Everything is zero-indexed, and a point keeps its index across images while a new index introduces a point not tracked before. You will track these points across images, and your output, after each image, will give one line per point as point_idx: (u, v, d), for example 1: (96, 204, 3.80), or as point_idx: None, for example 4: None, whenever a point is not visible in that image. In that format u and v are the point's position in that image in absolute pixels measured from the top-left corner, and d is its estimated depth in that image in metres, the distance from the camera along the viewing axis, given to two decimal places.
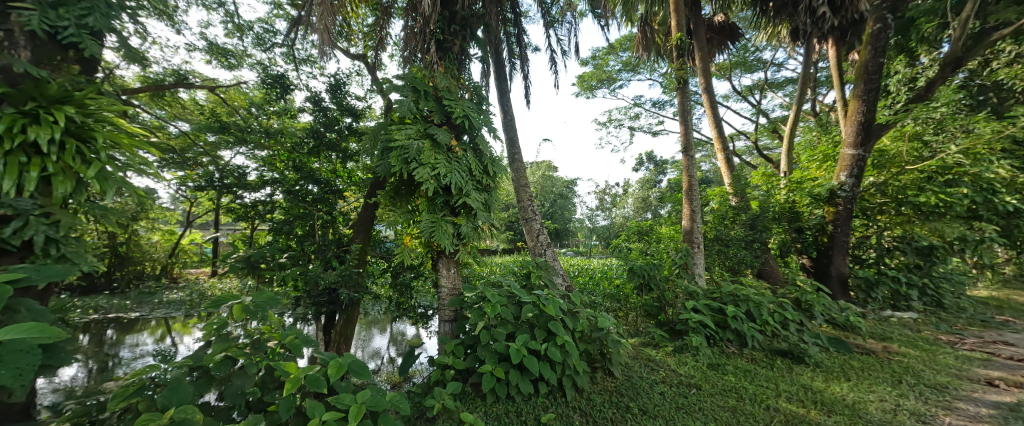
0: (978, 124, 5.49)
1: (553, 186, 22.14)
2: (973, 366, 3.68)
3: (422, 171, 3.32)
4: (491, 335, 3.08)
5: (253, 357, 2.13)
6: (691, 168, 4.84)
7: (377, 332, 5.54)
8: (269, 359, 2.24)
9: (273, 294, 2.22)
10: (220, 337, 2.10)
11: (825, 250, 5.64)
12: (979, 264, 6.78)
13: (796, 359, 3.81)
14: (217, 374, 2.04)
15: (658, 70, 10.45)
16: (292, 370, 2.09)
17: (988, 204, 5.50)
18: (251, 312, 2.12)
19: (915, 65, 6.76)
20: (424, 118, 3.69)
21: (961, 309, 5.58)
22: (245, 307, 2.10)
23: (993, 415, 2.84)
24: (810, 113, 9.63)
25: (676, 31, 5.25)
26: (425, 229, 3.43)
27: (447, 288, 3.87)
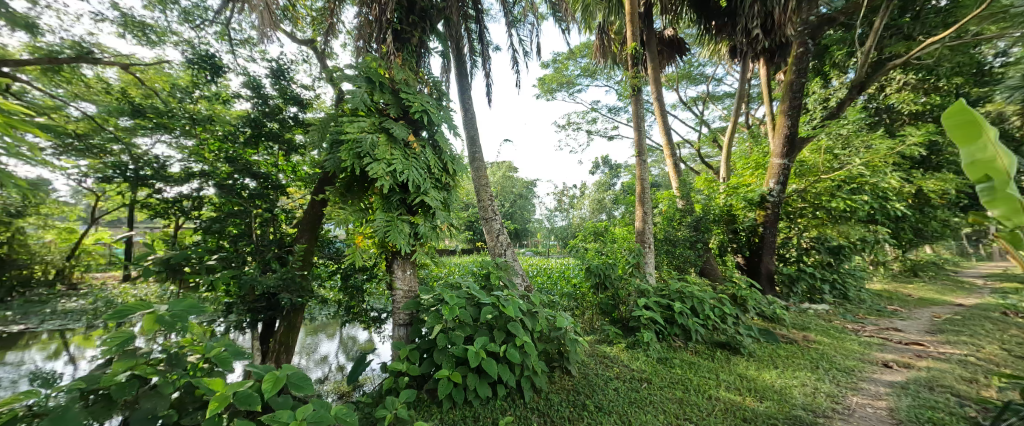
0: (875, 142, 6.38)
1: (514, 187, 22.29)
2: (873, 350, 4.29)
3: (376, 166, 3.17)
4: (448, 339, 3.03)
5: (169, 375, 1.88)
6: (644, 172, 5.10)
7: (325, 336, 5.20)
8: (190, 376, 1.99)
9: (197, 301, 1.98)
10: (125, 354, 1.83)
11: (756, 250, 6.27)
12: (875, 261, 7.93)
13: (733, 350, 4.18)
14: (119, 397, 1.77)
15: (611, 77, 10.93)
16: (218, 387, 1.85)
17: (882, 210, 6.46)
18: (167, 324, 1.87)
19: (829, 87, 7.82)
20: (378, 111, 3.55)
21: (862, 301, 6.50)
22: (158, 318, 1.84)
23: (888, 393, 3.32)
24: (743, 125, 10.63)
25: (631, 41, 5.52)
26: (379, 229, 3.28)
27: (402, 290, 3.76)
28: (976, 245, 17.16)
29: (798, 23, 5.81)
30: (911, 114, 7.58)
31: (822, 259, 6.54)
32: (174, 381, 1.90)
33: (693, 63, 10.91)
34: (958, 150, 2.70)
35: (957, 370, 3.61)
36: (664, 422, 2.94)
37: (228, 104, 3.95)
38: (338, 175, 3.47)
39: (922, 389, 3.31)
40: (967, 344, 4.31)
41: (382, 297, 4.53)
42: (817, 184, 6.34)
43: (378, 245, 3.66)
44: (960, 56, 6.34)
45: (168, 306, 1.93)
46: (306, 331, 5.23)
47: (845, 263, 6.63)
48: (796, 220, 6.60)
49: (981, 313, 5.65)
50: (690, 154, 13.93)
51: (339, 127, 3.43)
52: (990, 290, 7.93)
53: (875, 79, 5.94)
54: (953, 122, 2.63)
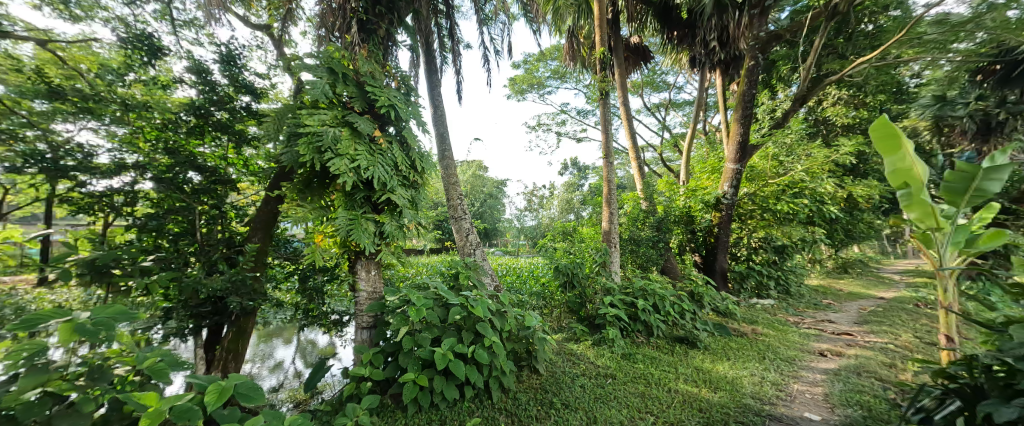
0: (813, 150, 7.00)
1: (484, 186, 22.21)
2: (810, 341, 4.71)
3: (338, 162, 3.03)
4: (415, 341, 2.96)
5: (92, 390, 1.66)
6: (611, 174, 5.24)
7: (281, 341, 4.89)
8: (117, 390, 1.77)
9: (127, 307, 1.78)
10: (35, 368, 1.59)
11: (711, 249, 6.68)
12: (813, 259, 8.71)
13: (690, 344, 4.43)
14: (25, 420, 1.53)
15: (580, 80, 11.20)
16: (153, 402, 1.65)
17: (820, 212, 7.10)
18: (88, 334, 1.64)
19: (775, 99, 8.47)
20: (341, 104, 3.40)
21: (801, 295, 7.13)
22: (77, 326, 1.63)
23: (824, 380, 3.66)
24: (702, 131, 11.28)
25: (600, 46, 5.70)
26: (342, 227, 3.14)
27: (366, 292, 3.65)
28: (896, 244, 19.35)
29: (751, 39, 6.23)
30: (843, 126, 8.46)
31: (768, 257, 7.10)
32: (98, 397, 1.67)
33: (656, 71, 11.44)
34: (884, 160, 3.23)
35: (879, 357, 4.04)
36: (628, 416, 3.05)
37: (168, 90, 3.55)
38: (296, 170, 3.28)
39: (851, 375, 3.69)
40: (887, 334, 4.84)
41: (343, 300, 4.37)
42: (764, 188, 6.85)
43: (340, 244, 3.51)
44: (883, 76, 7.11)
45: (91, 313, 1.72)
46: (260, 337, 4.88)
47: (788, 261, 7.23)
48: (747, 221, 7.10)
49: (898, 305, 6.38)
50: (653, 158, 14.58)
51: (298, 119, 3.24)
52: (904, 284, 8.97)
53: (814, 93, 6.50)
54: (877, 134, 3.10)
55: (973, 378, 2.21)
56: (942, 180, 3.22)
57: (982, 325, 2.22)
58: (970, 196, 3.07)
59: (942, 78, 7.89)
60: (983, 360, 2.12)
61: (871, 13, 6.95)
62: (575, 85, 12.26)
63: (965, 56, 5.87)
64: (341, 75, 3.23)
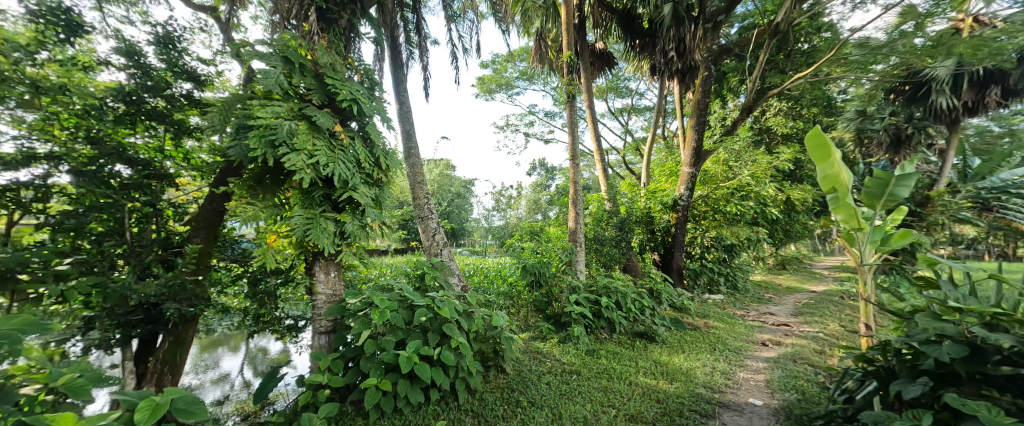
0: (757, 157, 7.61)
1: (451, 186, 21.98)
2: (755, 332, 5.12)
3: (294, 157, 2.86)
4: (378, 344, 2.85)
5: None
6: (577, 175, 5.36)
7: (228, 350, 4.52)
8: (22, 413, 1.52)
9: (38, 318, 1.55)
10: None
11: (669, 248, 7.05)
12: (757, 257, 9.49)
13: (649, 338, 4.65)
14: None
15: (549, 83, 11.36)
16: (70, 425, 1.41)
17: (763, 213, 7.74)
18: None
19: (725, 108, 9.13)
20: (297, 95, 3.20)
21: (746, 290, 7.74)
22: None
23: (766, 367, 4.00)
24: (661, 136, 11.90)
25: (567, 50, 5.84)
26: (298, 227, 2.96)
27: (324, 295, 3.48)
28: (825, 243, 21.68)
29: (704, 51, 6.64)
30: (783, 135, 9.28)
31: (718, 255, 7.62)
32: None
33: (619, 77, 11.89)
34: (816, 166, 3.57)
35: (812, 345, 4.48)
36: (592, 410, 3.14)
37: (91, 73, 3.10)
38: (246, 165, 3.05)
39: (789, 362, 4.06)
40: (819, 324, 5.35)
41: (298, 304, 4.12)
42: (716, 191, 7.35)
43: (295, 245, 3.31)
44: (815, 91, 7.89)
45: None
46: (202, 347, 4.48)
47: (735, 259, 7.81)
48: (700, 222, 7.57)
49: (828, 298, 7.12)
50: (617, 160, 15.16)
51: (248, 110, 3.02)
52: (832, 279, 10.00)
53: (759, 103, 7.04)
54: (811, 143, 3.42)
55: (886, 361, 2.47)
56: (864, 186, 3.62)
57: (894, 314, 2.50)
58: (885, 200, 3.46)
59: (863, 95, 8.90)
60: (895, 345, 2.37)
61: (805, 34, 7.70)
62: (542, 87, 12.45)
63: (882, 76, 6.66)
64: (298, 65, 3.06)
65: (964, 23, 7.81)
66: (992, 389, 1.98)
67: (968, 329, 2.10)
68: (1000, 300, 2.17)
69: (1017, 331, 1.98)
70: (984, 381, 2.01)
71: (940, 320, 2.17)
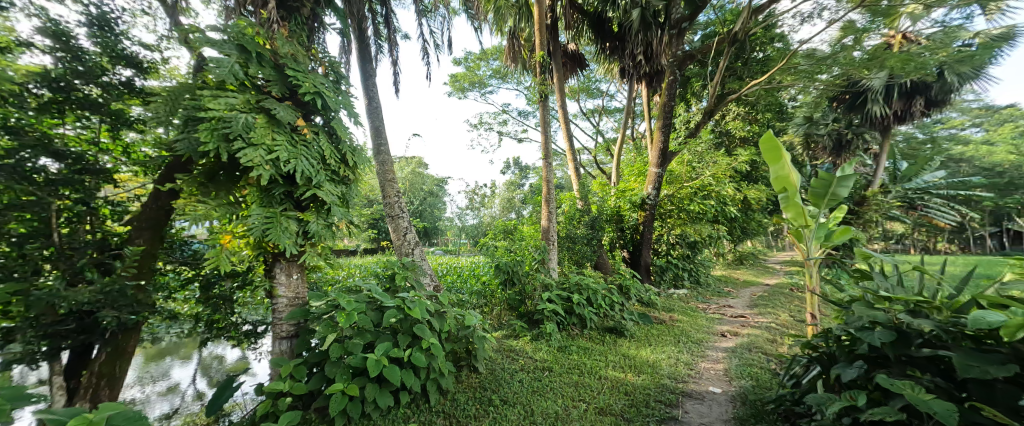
0: (718, 158, 8.03)
1: (423, 184, 21.65)
2: (715, 324, 5.42)
3: (251, 152, 2.67)
4: (344, 348, 2.73)
5: None
6: (550, 174, 5.41)
7: (178, 359, 4.20)
8: None
9: None
10: None
11: (637, 245, 7.29)
12: (717, 253, 10.03)
13: (619, 333, 4.80)
14: None
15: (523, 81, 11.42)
16: None
17: (723, 211, 8.19)
18: None
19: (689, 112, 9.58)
20: (254, 87, 3.00)
21: (707, 284, 8.17)
22: None
23: (724, 356, 4.24)
24: (629, 137, 12.29)
25: (539, 50, 5.95)
26: (256, 226, 2.77)
27: (286, 298, 3.28)
28: (776, 240, 23.42)
29: (670, 56, 6.91)
30: (740, 139, 9.88)
31: (683, 252, 7.98)
32: None
33: (590, 78, 12.14)
34: (770, 168, 3.81)
35: (765, 334, 4.80)
36: (563, 405, 3.19)
37: (8, 55, 2.69)
38: (195, 160, 2.81)
39: (745, 351, 4.32)
40: (771, 315, 5.75)
41: (258, 308, 3.90)
42: (680, 190, 7.68)
43: (252, 245, 3.10)
44: (768, 98, 8.46)
45: None
46: (149, 357, 4.14)
47: (697, 255, 8.22)
48: (666, 220, 7.87)
49: (780, 290, 7.66)
50: (588, 160, 15.54)
51: (198, 101, 2.78)
52: (782, 272, 10.79)
53: (719, 108, 7.40)
54: (765, 146, 3.64)
55: (827, 347, 2.67)
56: (811, 186, 3.91)
57: (834, 304, 2.71)
58: (827, 199, 3.75)
59: (809, 102, 9.65)
60: (835, 332, 2.53)
61: (761, 43, 8.23)
62: (516, 86, 12.53)
63: (826, 85, 7.23)
64: (254, 55, 2.87)
65: (895, 39, 8.72)
66: (916, 370, 2.11)
67: (896, 316, 2.21)
68: (921, 288, 2.36)
69: (936, 316, 2.09)
70: (910, 363, 2.13)
71: (873, 309, 2.31)
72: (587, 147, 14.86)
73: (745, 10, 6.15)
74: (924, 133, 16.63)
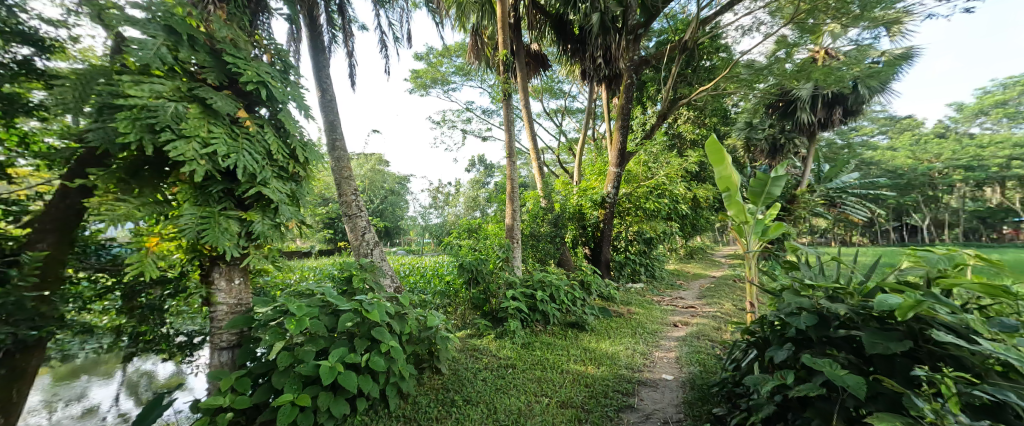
0: (671, 159, 8.49)
1: (384, 182, 21.07)
2: (669, 315, 5.74)
3: (183, 145, 2.44)
4: (294, 356, 2.58)
5: None
6: (513, 173, 5.45)
7: (97, 378, 3.75)
8: None
9: None
10: None
11: (598, 242, 7.53)
12: (671, 249, 10.62)
13: (580, 327, 4.95)
14: None
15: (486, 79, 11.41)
16: None
17: (676, 209, 8.67)
18: None
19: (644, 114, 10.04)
20: (184, 73, 2.74)
21: (661, 278, 8.64)
22: None
23: (676, 345, 4.50)
24: (590, 138, 12.65)
25: (502, 48, 5.98)
26: (188, 228, 2.56)
27: (226, 305, 3.05)
28: (722, 235, 25.19)
29: (627, 60, 7.19)
30: (691, 141, 10.50)
31: (640, 248, 8.36)
32: None
33: (553, 79, 12.35)
34: (715, 169, 4.08)
35: (712, 323, 5.16)
36: (526, 401, 3.24)
37: None
38: (114, 153, 2.52)
39: (694, 339, 4.62)
40: (717, 305, 6.18)
41: (194, 317, 3.53)
42: (637, 189, 8.05)
43: (185, 248, 2.86)
44: (714, 103, 9.07)
45: None
46: (59, 377, 3.65)
47: (653, 250, 8.65)
48: (625, 218, 8.21)
49: (726, 282, 8.25)
50: (552, 159, 15.84)
51: (116, 86, 2.49)
52: (727, 266, 11.63)
53: (672, 111, 7.78)
54: (711, 149, 3.90)
55: (762, 334, 2.92)
56: (751, 186, 4.24)
57: (769, 293, 2.95)
58: (763, 198, 4.08)
59: (749, 108, 10.46)
60: (768, 319, 2.75)
61: (708, 53, 8.80)
62: (480, 84, 12.49)
63: (763, 93, 7.87)
64: (185, 38, 2.63)
65: (818, 54, 9.63)
66: (834, 349, 2.33)
67: (819, 302, 2.44)
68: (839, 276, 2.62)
69: (849, 300, 2.33)
70: (830, 343, 2.35)
71: (800, 296, 2.54)
72: (550, 147, 15.16)
73: (694, 20, 6.54)
74: (844, 139, 18.63)
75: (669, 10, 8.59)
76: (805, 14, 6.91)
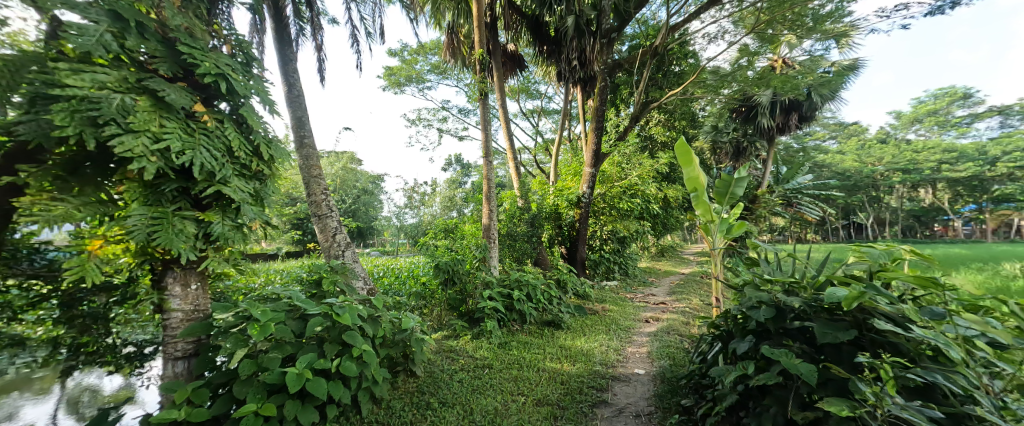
0: (643, 161, 8.72)
1: (356, 181, 20.60)
2: (641, 311, 5.90)
3: (131, 140, 2.22)
4: (259, 363, 2.45)
5: None
6: (490, 173, 5.45)
7: (28, 394, 3.00)
8: None
9: None
10: None
11: (574, 241, 7.65)
12: (643, 247, 10.92)
13: (556, 325, 5.02)
14: None
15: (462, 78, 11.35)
16: None
17: (648, 208, 8.92)
18: None
19: (618, 116, 10.27)
20: (132, 63, 2.51)
21: (633, 275, 8.87)
22: None
23: (649, 340, 4.63)
24: (567, 138, 12.79)
25: (478, 48, 5.96)
26: (135, 231, 2.30)
27: (182, 312, 2.77)
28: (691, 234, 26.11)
29: (601, 63, 7.33)
30: (662, 143, 10.83)
31: (614, 246, 8.55)
32: None
33: (529, 79, 12.42)
34: (683, 170, 4.22)
35: (681, 318, 5.35)
36: (502, 401, 3.26)
37: None
38: (48, 148, 2.27)
39: (665, 334, 4.77)
40: (686, 300, 6.42)
41: (144, 325, 3.19)
42: (611, 189, 8.23)
43: (134, 251, 2.53)
44: (683, 107, 9.38)
45: None
46: None
47: (626, 249, 8.87)
48: (600, 217, 8.37)
49: (695, 278, 8.57)
50: (528, 159, 15.95)
51: (52, 75, 2.23)
52: (696, 263, 12.10)
53: (644, 114, 7.99)
54: (679, 151, 4.03)
55: (726, 327, 3.05)
56: (716, 186, 4.42)
57: (733, 289, 3.08)
58: (728, 198, 4.26)
59: (715, 112, 10.90)
60: (732, 313, 2.87)
61: (677, 58, 9.10)
62: (456, 83, 12.41)
63: (728, 98, 8.22)
64: (133, 24, 2.40)
65: (777, 62, 10.16)
66: (790, 339, 2.46)
67: (777, 296, 2.57)
68: (794, 272, 2.78)
69: (803, 294, 2.47)
70: (789, 336, 2.47)
71: (760, 291, 2.66)
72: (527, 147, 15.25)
73: (664, 27, 6.75)
74: (800, 143, 19.72)
75: (641, 15, 8.83)
76: (765, 25, 7.25)
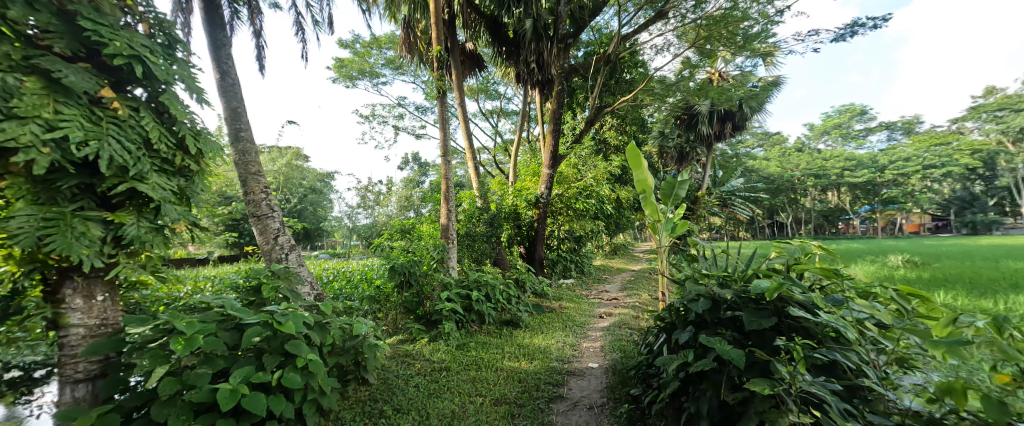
0: (598, 163, 9.04)
1: (303, 179, 19.50)
2: (596, 307, 6.13)
3: (14, 126, 1.90)
4: (184, 380, 2.23)
5: None
6: (449, 172, 5.39)
7: None
8: None
9: None
10: None
11: (533, 241, 7.77)
12: (598, 246, 11.33)
13: (514, 325, 5.08)
14: None
15: (419, 75, 11.13)
16: None
17: (603, 209, 9.26)
18: None
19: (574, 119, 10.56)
20: (18, 37, 2.09)
21: (588, 273, 9.17)
22: None
23: (602, 335, 4.81)
24: (525, 140, 12.95)
25: (436, 44, 5.88)
26: (21, 234, 1.98)
27: (84, 327, 2.40)
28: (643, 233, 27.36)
29: (558, 67, 7.51)
30: (615, 146, 11.29)
31: (571, 246, 8.78)
32: None
33: (489, 80, 12.44)
34: (633, 172, 4.42)
35: (632, 312, 5.62)
36: (460, 403, 3.24)
37: None
38: None
39: (617, 328, 4.98)
40: (637, 296, 6.75)
41: (34, 345, 2.57)
42: (568, 190, 8.44)
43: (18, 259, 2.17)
44: (634, 113, 9.85)
45: None
46: None
47: (582, 248, 9.14)
48: (557, 217, 8.57)
49: (645, 275, 9.03)
50: (487, 159, 15.98)
51: None
52: (645, 260, 12.75)
53: (598, 118, 8.29)
54: (630, 154, 4.22)
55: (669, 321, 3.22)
56: (662, 188, 4.68)
57: (676, 285, 3.26)
58: (673, 199, 4.52)
59: (662, 119, 11.55)
60: (675, 307, 3.04)
61: (628, 66, 9.54)
62: (413, 79, 12.15)
63: (673, 106, 8.76)
64: None
65: (715, 75, 11.00)
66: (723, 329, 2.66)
67: (713, 291, 2.75)
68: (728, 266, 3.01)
69: (735, 287, 2.67)
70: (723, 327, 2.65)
71: (699, 286, 2.84)
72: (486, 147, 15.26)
73: (616, 36, 7.05)
74: (734, 150, 21.41)
75: (595, 23, 9.17)
76: (703, 40, 7.75)
